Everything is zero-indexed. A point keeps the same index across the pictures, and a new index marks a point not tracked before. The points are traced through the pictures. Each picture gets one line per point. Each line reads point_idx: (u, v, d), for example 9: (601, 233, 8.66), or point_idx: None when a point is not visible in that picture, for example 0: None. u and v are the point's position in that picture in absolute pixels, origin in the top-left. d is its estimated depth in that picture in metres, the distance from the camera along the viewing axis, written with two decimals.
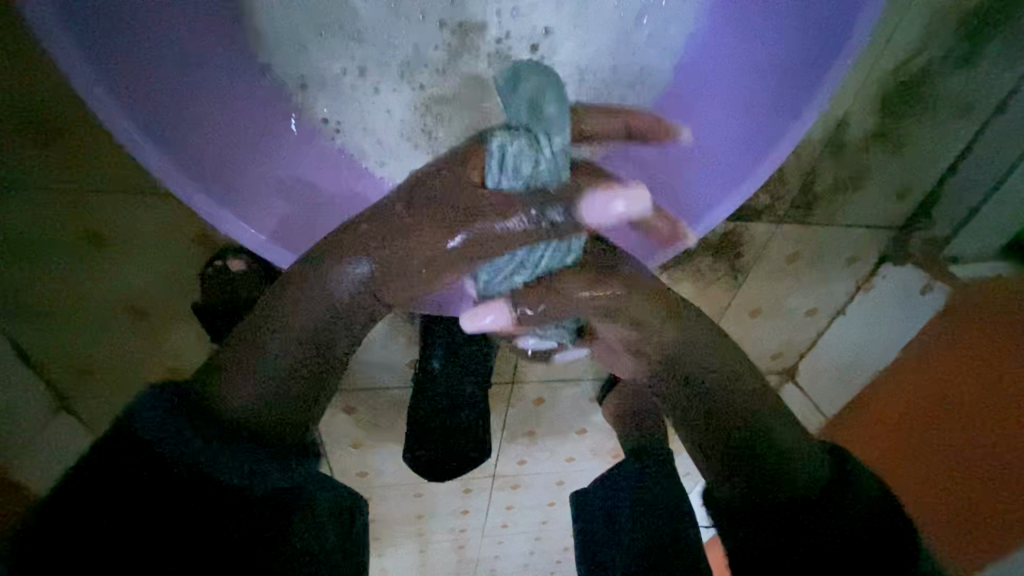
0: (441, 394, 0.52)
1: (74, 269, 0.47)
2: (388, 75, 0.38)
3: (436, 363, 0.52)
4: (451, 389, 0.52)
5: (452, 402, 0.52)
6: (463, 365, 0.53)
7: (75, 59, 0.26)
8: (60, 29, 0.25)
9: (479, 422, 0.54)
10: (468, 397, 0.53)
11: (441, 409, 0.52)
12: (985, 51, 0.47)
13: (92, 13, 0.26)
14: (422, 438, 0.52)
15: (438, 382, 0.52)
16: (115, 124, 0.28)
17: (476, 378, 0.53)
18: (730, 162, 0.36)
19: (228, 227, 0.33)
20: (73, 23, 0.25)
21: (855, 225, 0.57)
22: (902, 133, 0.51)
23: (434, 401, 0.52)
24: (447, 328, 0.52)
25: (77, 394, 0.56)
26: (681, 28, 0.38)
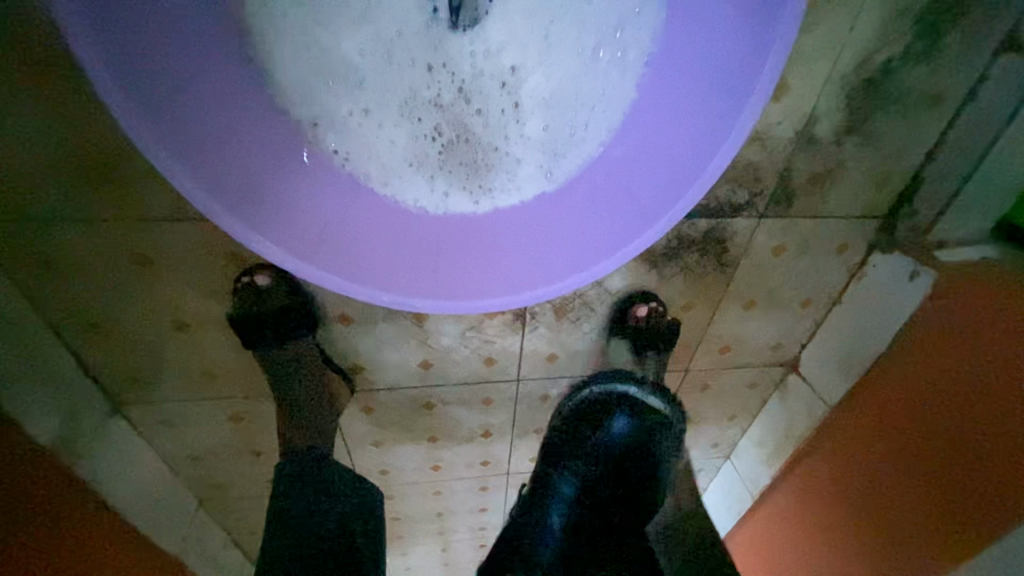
0: (565, 505, 0.66)
1: (128, 289, 0.54)
2: (386, 113, 0.43)
3: (568, 483, 0.67)
4: (569, 503, 0.67)
5: (582, 505, 0.69)
6: (594, 497, 0.70)
7: (127, 115, 0.31)
8: (122, 96, 0.30)
9: (603, 536, 0.68)
10: (614, 497, 0.71)
11: (563, 520, 0.66)
12: (945, 44, 0.48)
13: (146, 80, 0.31)
14: (540, 533, 0.63)
15: (563, 500, 0.66)
16: (167, 169, 0.33)
17: (621, 472, 0.71)
18: (678, 168, 0.40)
19: (256, 242, 0.37)
20: (134, 91, 0.31)
21: (838, 216, 0.59)
22: (871, 127, 0.53)
23: (559, 510, 0.66)
24: (622, 437, 0.69)
25: (127, 398, 0.65)
26: (637, 53, 0.42)
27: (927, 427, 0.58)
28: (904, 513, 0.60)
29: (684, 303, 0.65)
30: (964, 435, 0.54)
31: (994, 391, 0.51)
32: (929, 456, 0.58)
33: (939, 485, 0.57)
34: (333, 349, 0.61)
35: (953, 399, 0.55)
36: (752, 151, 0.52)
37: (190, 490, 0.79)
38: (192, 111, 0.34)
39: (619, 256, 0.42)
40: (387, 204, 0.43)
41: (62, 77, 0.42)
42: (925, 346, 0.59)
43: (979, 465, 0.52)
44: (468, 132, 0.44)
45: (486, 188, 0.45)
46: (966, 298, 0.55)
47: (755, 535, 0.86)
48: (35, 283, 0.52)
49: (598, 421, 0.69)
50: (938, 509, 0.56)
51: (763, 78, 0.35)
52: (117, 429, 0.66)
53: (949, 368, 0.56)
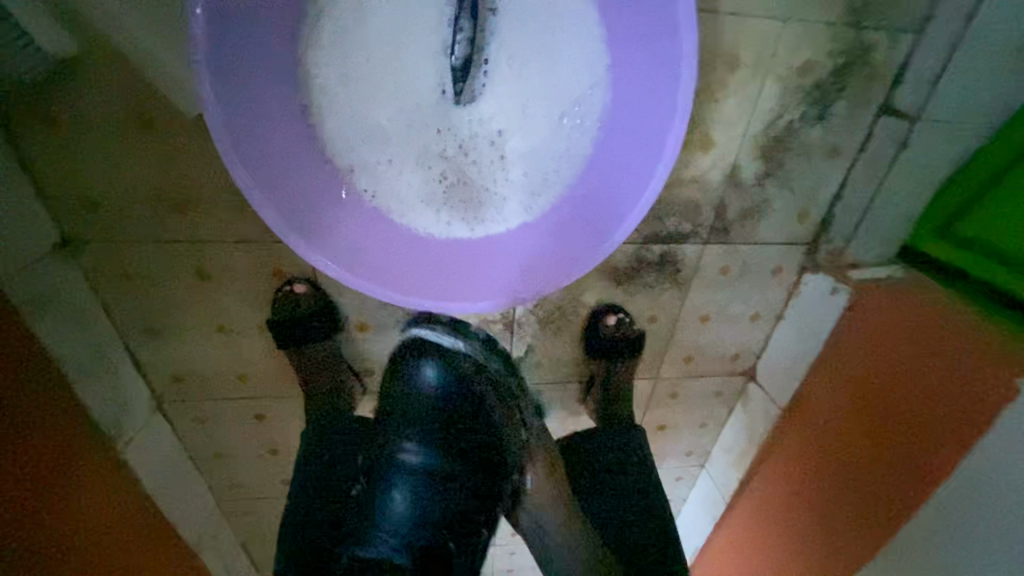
0: (406, 508, 0.46)
1: (186, 301, 0.65)
2: (406, 164, 0.54)
3: (417, 454, 0.49)
4: (435, 479, 0.48)
5: (453, 487, 0.48)
6: (448, 473, 0.49)
7: (236, 169, 0.44)
8: (232, 157, 0.43)
9: (492, 510, 0.52)
10: (458, 471, 0.49)
11: (414, 515, 0.46)
12: (835, 110, 0.62)
13: (246, 145, 0.44)
14: (370, 541, 0.44)
15: (414, 478, 0.48)
16: (259, 205, 0.46)
17: (454, 427, 0.52)
18: (625, 203, 0.53)
19: (309, 257, 0.48)
20: (239, 152, 0.44)
21: (770, 243, 0.72)
22: (785, 172, 0.66)
23: (396, 515, 0.46)
24: (438, 386, 0.55)
25: (170, 396, 0.75)
26: (594, 118, 0.53)
27: (861, 428, 0.69)
28: (842, 505, 0.71)
29: (648, 316, 0.76)
30: (889, 436, 0.64)
31: (918, 381, 0.61)
32: (863, 455, 0.68)
33: (868, 480, 0.67)
34: (351, 352, 0.72)
35: (881, 405, 0.66)
36: (691, 191, 0.66)
37: (211, 487, 0.87)
38: (273, 163, 0.47)
39: (582, 269, 0.54)
40: (402, 230, 0.55)
41: (151, 135, 0.53)
42: (857, 358, 0.70)
43: (898, 462, 0.63)
44: (468, 179, 0.55)
45: (479, 219, 0.57)
46: (885, 318, 0.66)
47: (735, 535, 0.93)
48: (107, 295, 0.63)
49: (405, 375, 0.57)
50: (880, 490, 0.65)
51: (673, 138, 0.48)
52: (158, 425, 0.75)
53: (879, 379, 0.66)
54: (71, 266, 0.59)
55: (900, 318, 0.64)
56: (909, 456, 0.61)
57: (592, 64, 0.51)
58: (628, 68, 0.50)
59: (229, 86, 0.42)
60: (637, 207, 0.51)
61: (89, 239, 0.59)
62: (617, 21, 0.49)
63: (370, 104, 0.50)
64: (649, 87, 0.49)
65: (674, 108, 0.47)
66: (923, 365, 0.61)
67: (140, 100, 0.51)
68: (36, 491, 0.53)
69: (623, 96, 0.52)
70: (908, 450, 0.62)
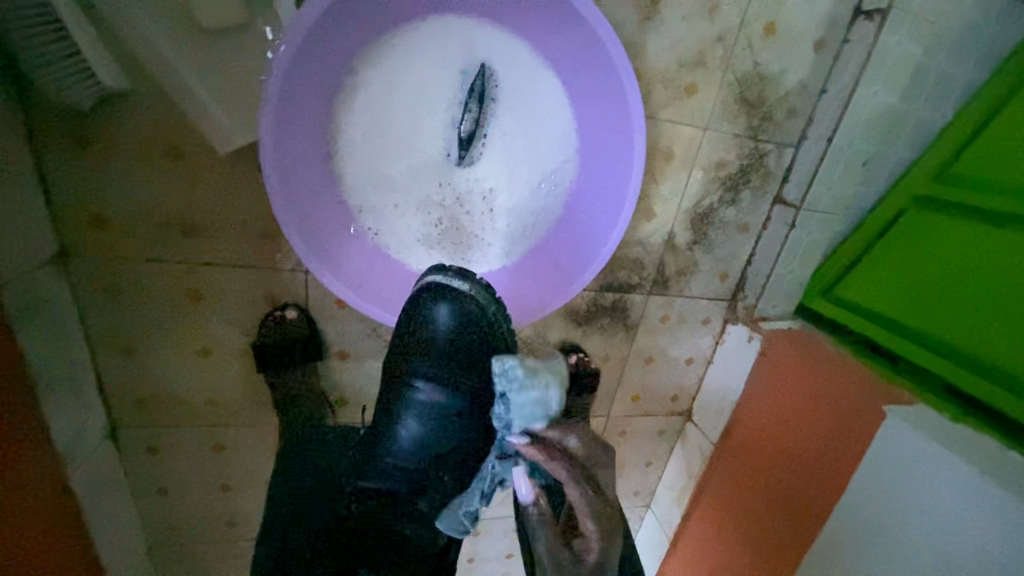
0: (414, 439, 0.59)
1: (172, 321, 0.67)
2: (409, 208, 0.63)
3: (430, 395, 0.59)
4: (444, 422, 0.59)
5: (454, 426, 0.60)
6: (455, 417, 0.60)
7: (275, 202, 0.52)
8: (274, 192, 0.52)
9: (489, 449, 0.63)
10: (462, 414, 0.60)
11: (419, 444, 0.59)
12: (743, 196, 0.81)
13: (283, 183, 0.53)
14: (380, 465, 0.58)
15: (424, 414, 0.60)
16: (288, 234, 0.54)
17: (466, 373, 0.60)
18: (587, 256, 0.66)
19: (325, 281, 0.56)
20: (279, 189, 0.53)
21: (700, 297, 0.87)
22: (710, 241, 0.83)
23: (406, 442, 0.59)
24: (449, 329, 0.59)
25: (126, 422, 0.71)
26: (566, 185, 0.66)
27: (775, 454, 0.81)
28: (766, 525, 0.81)
29: (601, 356, 0.87)
30: (799, 460, 0.77)
31: (817, 407, 0.75)
32: (778, 477, 0.80)
33: (784, 501, 0.78)
34: (329, 380, 0.76)
35: (790, 434, 0.79)
36: (638, 250, 0.80)
37: (143, 534, 0.79)
38: (302, 199, 0.56)
39: (550, 306, 0.66)
40: (399, 265, 0.64)
41: (180, 163, 0.59)
42: (769, 393, 0.83)
43: (807, 481, 0.75)
44: (460, 225, 0.65)
45: (467, 260, 0.66)
46: (788, 359, 0.81)
47: (679, 569, 1.00)
48: (90, 310, 0.63)
49: (418, 316, 0.60)
50: (795, 506, 0.76)
51: (625, 210, 0.62)
52: (104, 454, 0.70)
53: (787, 410, 0.80)
54: (61, 279, 0.60)
55: (800, 359, 0.80)
56: (816, 475, 0.74)
57: (566, 144, 0.64)
58: (593, 152, 0.64)
59: (281, 136, 0.52)
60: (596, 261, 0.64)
61: (86, 253, 0.61)
62: (586, 116, 0.63)
63: (386, 157, 0.60)
64: (609, 170, 0.64)
65: (627, 188, 0.62)
66: (817, 397, 0.76)
67: (175, 130, 0.57)
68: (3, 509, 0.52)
69: (590, 172, 0.65)
70: (814, 470, 0.74)
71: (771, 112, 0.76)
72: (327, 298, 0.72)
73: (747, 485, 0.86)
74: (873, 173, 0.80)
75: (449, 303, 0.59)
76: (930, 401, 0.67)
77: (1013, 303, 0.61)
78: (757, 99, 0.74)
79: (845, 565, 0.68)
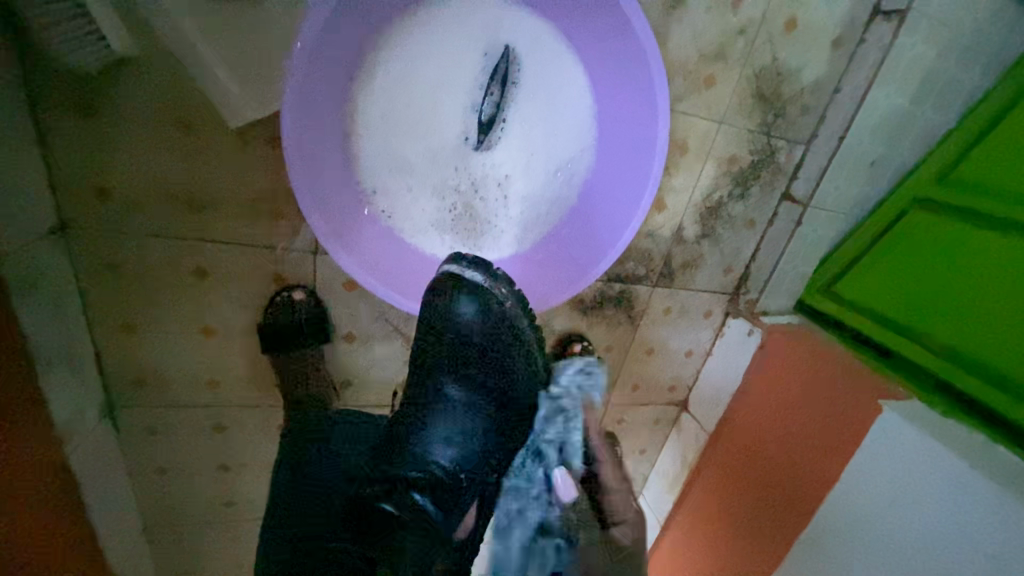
0: (442, 432, 0.64)
1: (175, 297, 0.65)
2: (423, 192, 0.62)
3: (454, 391, 0.65)
4: (469, 416, 0.65)
5: (477, 421, 0.66)
6: (481, 417, 0.66)
7: (295, 178, 0.51)
8: (294, 168, 0.51)
9: (506, 453, 0.69)
10: (485, 411, 0.66)
11: (445, 436, 0.64)
12: (752, 192, 0.81)
13: (301, 160, 0.52)
14: (406, 456, 0.62)
15: (453, 413, 0.65)
16: (306, 213, 0.53)
17: (485, 368, 0.65)
18: (602, 247, 0.66)
19: (343, 263, 0.55)
20: (298, 166, 0.51)
21: (703, 290, 0.88)
22: (716, 235, 0.83)
23: (433, 435, 0.64)
24: (472, 323, 0.63)
25: (125, 400, 0.70)
26: (580, 176, 0.66)
27: (772, 442, 0.83)
28: (764, 512, 0.82)
29: (605, 346, 0.88)
30: (796, 447, 0.79)
31: (808, 398, 0.78)
32: (777, 466, 0.81)
33: (783, 488, 0.80)
34: (333, 362, 0.75)
35: (787, 421, 0.81)
36: (646, 242, 0.80)
37: (140, 512, 0.77)
38: (318, 178, 0.54)
39: (563, 296, 0.66)
40: (412, 250, 0.63)
41: (190, 135, 0.57)
42: (767, 383, 0.85)
43: (803, 467, 0.77)
44: (474, 211, 0.64)
45: (479, 247, 0.66)
46: (787, 347, 0.83)
47: (672, 554, 1.03)
48: (91, 286, 0.62)
49: (441, 312, 0.62)
50: (795, 494, 0.77)
51: (643, 201, 0.62)
52: (103, 432, 0.69)
53: (785, 398, 0.82)
54: (61, 252, 0.58)
55: (798, 347, 0.82)
56: (813, 460, 0.76)
57: (584, 134, 0.64)
58: (611, 142, 0.64)
59: (301, 111, 0.50)
60: (611, 252, 0.64)
61: (87, 225, 0.59)
62: (606, 105, 0.63)
63: (403, 139, 0.59)
64: (627, 161, 0.64)
65: (646, 179, 0.62)
66: (814, 386, 0.78)
67: (185, 100, 0.56)
68: (10, 490, 0.50)
69: (605, 162, 0.65)
70: (812, 456, 0.76)
71: (785, 109, 0.76)
72: (334, 280, 0.71)
73: (744, 474, 0.87)
74: (879, 173, 0.81)
75: (473, 297, 0.62)
76: (926, 399, 0.69)
77: (1013, 307, 0.63)
78: (773, 95, 0.75)
79: (839, 553, 0.70)
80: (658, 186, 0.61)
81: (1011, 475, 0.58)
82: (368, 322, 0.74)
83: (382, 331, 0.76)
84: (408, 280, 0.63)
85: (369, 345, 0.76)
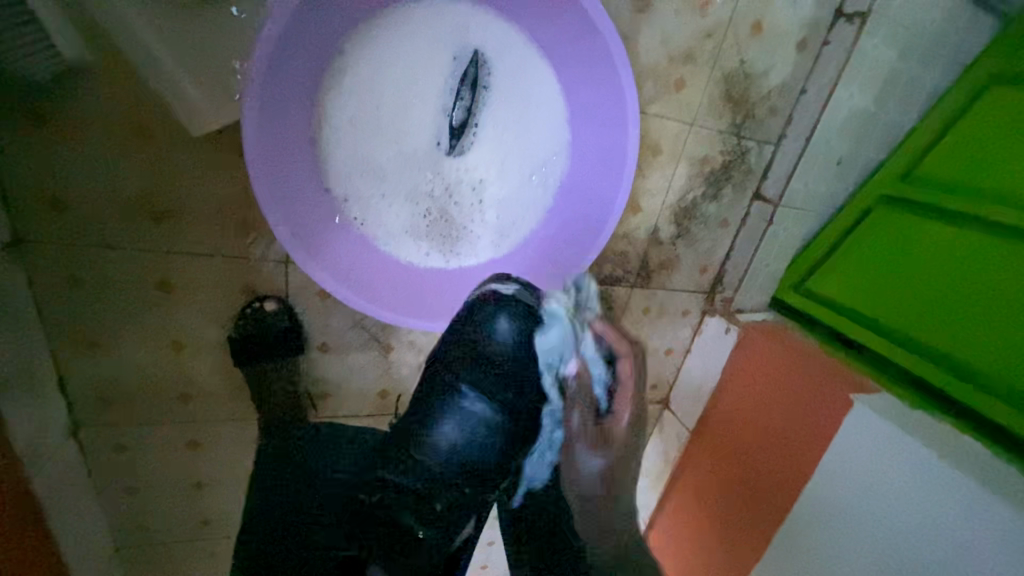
0: (452, 439, 0.58)
1: (140, 311, 0.63)
2: (396, 199, 0.61)
3: (476, 404, 0.59)
4: (484, 430, 0.59)
5: (491, 439, 0.60)
6: (498, 434, 0.60)
7: (261, 188, 0.50)
8: (259, 177, 0.49)
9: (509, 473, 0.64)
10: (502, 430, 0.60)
11: (455, 445, 0.59)
12: (725, 191, 0.82)
13: (267, 169, 0.51)
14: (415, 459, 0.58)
15: (468, 421, 0.59)
16: (273, 221, 0.52)
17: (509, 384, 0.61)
18: (577, 250, 0.66)
19: (315, 273, 0.54)
20: (263, 174, 0.50)
21: (681, 289, 0.89)
22: (692, 235, 0.84)
23: (445, 441, 0.58)
24: (507, 338, 0.60)
25: (91, 419, 0.67)
26: (554, 179, 0.66)
27: (750, 437, 0.84)
28: (742, 508, 0.84)
29: None
30: (775, 444, 0.80)
31: (788, 394, 0.79)
32: (755, 462, 0.83)
33: (761, 484, 0.81)
34: (309, 373, 0.73)
35: (766, 417, 0.82)
36: (623, 243, 0.81)
37: (110, 535, 0.74)
38: (285, 187, 0.53)
39: None
40: (387, 257, 0.62)
41: (149, 143, 0.56)
42: (746, 379, 0.86)
43: (783, 464, 0.78)
44: (448, 217, 0.64)
45: (454, 253, 0.66)
46: (762, 342, 0.85)
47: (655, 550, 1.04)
48: (49, 302, 0.59)
49: (475, 321, 0.60)
50: (774, 490, 0.79)
51: (618, 203, 0.63)
52: (67, 452, 0.66)
53: (764, 394, 0.83)
54: (15, 267, 0.56)
55: (773, 343, 0.83)
56: (791, 457, 0.77)
57: (556, 137, 0.65)
58: (584, 145, 0.65)
59: (265, 119, 0.49)
60: (587, 254, 0.65)
61: (43, 238, 0.56)
62: (578, 109, 0.63)
63: (373, 145, 0.58)
64: (600, 163, 0.64)
65: (619, 182, 0.62)
66: (790, 382, 0.79)
67: (144, 108, 0.54)
68: None
69: (578, 165, 0.66)
70: (789, 452, 0.77)
71: (754, 110, 0.78)
72: (307, 289, 0.69)
73: (725, 470, 0.88)
74: (845, 172, 0.84)
75: (510, 313, 0.60)
76: (892, 389, 0.72)
77: (974, 300, 0.65)
78: (741, 97, 0.76)
79: (813, 544, 0.72)
80: (631, 188, 0.62)
81: (973, 464, 0.61)
82: (344, 331, 0.73)
83: (359, 340, 0.74)
84: (383, 288, 0.62)
85: (345, 354, 0.74)
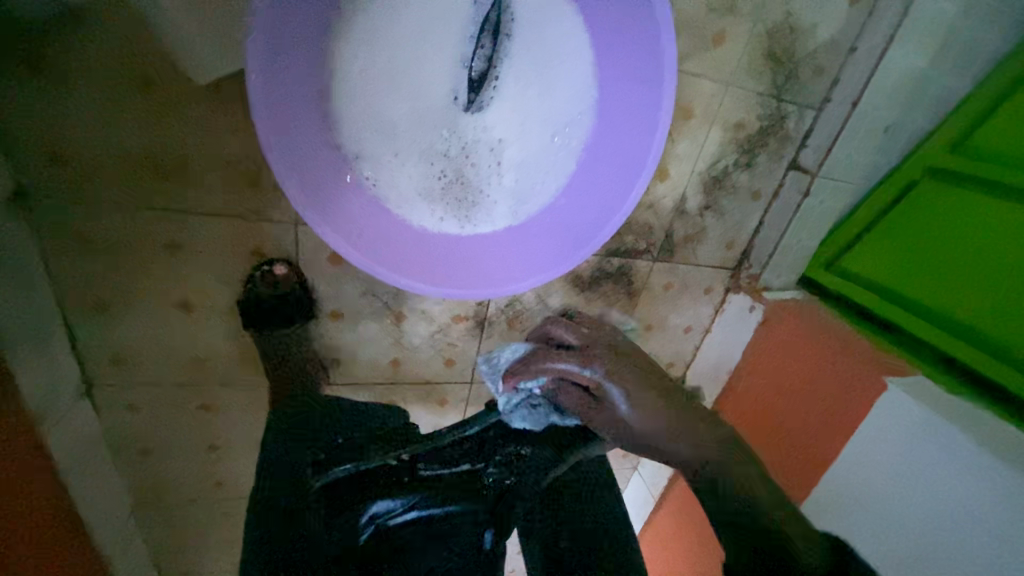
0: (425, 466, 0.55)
1: (147, 272, 0.61)
2: (409, 158, 0.58)
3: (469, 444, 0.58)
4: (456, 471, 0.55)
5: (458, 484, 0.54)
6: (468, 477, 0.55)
7: (269, 139, 0.46)
8: (264, 127, 0.46)
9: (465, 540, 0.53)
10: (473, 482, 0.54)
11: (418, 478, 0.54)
12: (759, 160, 0.77)
13: (274, 120, 0.47)
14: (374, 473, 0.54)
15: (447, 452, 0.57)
16: (282, 177, 0.48)
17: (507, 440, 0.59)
18: (598, 215, 0.61)
19: (325, 234, 0.51)
20: (268, 124, 0.46)
21: (705, 264, 0.85)
22: (721, 207, 0.80)
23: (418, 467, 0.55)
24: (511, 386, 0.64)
25: (103, 379, 0.66)
26: (577, 140, 0.62)
27: (776, 410, 0.81)
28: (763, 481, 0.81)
29: None
30: (802, 416, 0.77)
31: (815, 366, 0.76)
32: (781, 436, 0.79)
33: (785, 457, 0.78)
34: (319, 340, 0.72)
35: (795, 388, 0.78)
36: (647, 213, 0.77)
37: (126, 493, 0.75)
38: (293, 140, 0.50)
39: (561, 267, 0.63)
40: (399, 220, 0.59)
41: (151, 94, 0.53)
42: (772, 351, 0.84)
43: (811, 435, 0.75)
44: (464, 178, 0.60)
45: (470, 218, 0.62)
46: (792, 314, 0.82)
47: (665, 526, 1.04)
48: (55, 260, 0.57)
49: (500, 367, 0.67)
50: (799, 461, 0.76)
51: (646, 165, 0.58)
52: (81, 411, 0.66)
53: (791, 365, 0.80)
54: (18, 222, 0.54)
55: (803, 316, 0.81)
56: (819, 426, 0.74)
57: (581, 95, 0.60)
58: (612, 102, 0.60)
59: (271, 63, 0.45)
60: (611, 220, 0.60)
61: (46, 194, 0.54)
62: (607, 63, 0.59)
63: (386, 98, 0.55)
64: (628, 121, 0.59)
65: (648, 141, 0.57)
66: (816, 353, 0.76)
67: (147, 55, 0.51)
68: None
69: (603, 124, 0.61)
70: (820, 422, 0.74)
71: (797, 69, 0.71)
72: (318, 253, 0.67)
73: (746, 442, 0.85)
74: (891, 141, 0.77)
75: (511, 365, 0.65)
76: (926, 372, 0.68)
77: None
78: (785, 54, 0.70)
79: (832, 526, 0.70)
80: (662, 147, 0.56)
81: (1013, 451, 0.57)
82: (354, 298, 0.71)
83: (371, 308, 0.73)
84: (395, 250, 0.58)
85: (356, 321, 0.73)
